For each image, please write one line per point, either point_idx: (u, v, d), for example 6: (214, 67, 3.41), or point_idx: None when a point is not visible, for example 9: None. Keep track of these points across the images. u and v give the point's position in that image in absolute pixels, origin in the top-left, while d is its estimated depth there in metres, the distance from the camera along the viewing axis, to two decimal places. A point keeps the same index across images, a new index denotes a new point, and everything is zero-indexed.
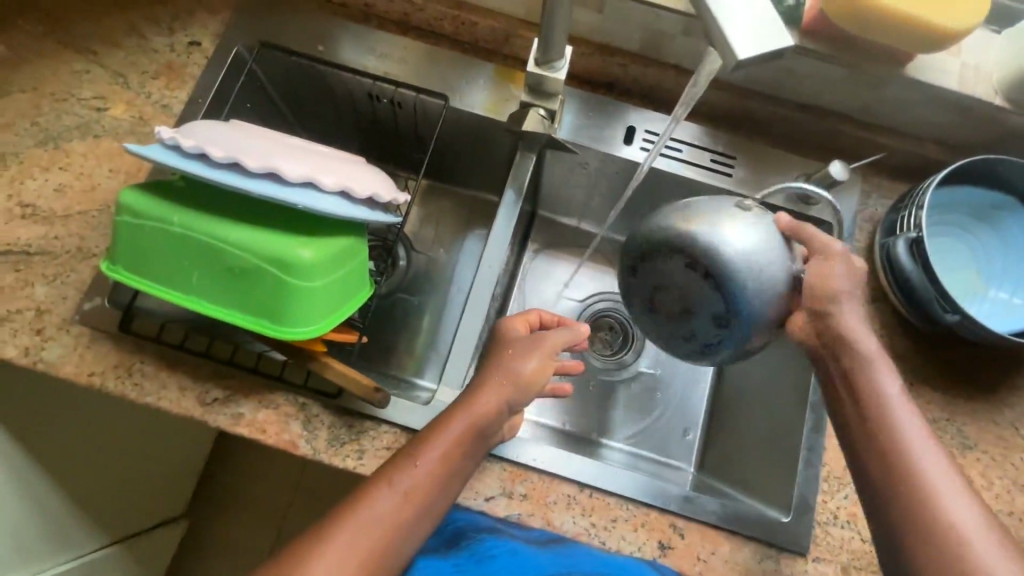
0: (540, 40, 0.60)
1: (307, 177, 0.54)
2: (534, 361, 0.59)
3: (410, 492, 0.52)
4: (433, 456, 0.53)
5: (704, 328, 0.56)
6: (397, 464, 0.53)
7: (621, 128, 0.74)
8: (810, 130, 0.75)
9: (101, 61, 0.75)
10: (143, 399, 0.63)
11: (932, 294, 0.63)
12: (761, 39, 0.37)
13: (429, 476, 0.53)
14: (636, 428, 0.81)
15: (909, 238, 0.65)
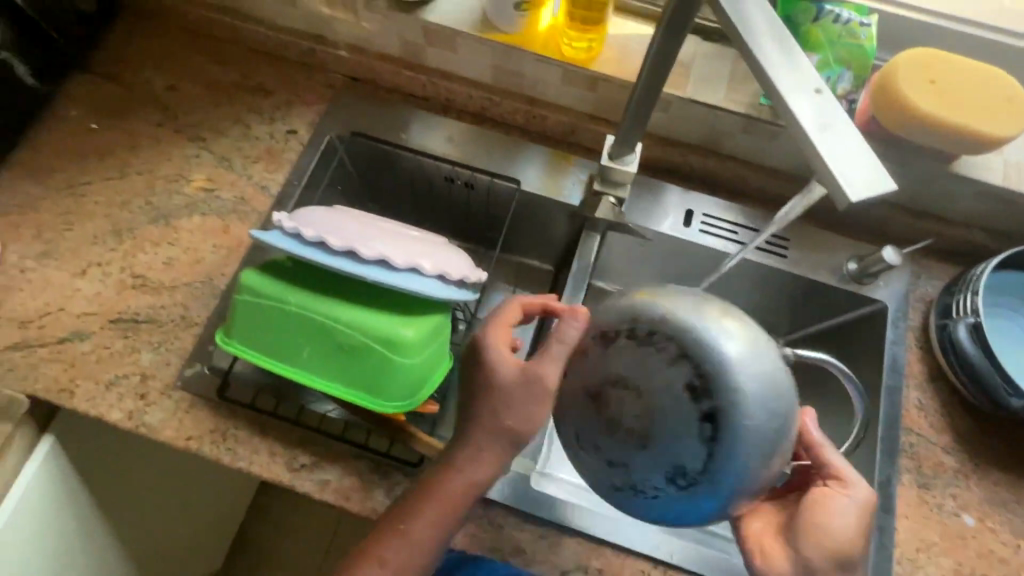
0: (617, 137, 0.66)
1: (411, 263, 0.60)
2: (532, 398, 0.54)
3: (418, 541, 0.56)
4: (437, 508, 0.56)
5: (654, 475, 0.45)
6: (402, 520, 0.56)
7: (681, 213, 0.79)
8: (859, 215, 0.80)
9: (210, 146, 0.83)
10: (237, 463, 0.67)
11: (996, 380, 0.67)
12: (866, 182, 0.35)
13: (430, 524, 0.56)
14: None
15: (968, 323, 0.69)
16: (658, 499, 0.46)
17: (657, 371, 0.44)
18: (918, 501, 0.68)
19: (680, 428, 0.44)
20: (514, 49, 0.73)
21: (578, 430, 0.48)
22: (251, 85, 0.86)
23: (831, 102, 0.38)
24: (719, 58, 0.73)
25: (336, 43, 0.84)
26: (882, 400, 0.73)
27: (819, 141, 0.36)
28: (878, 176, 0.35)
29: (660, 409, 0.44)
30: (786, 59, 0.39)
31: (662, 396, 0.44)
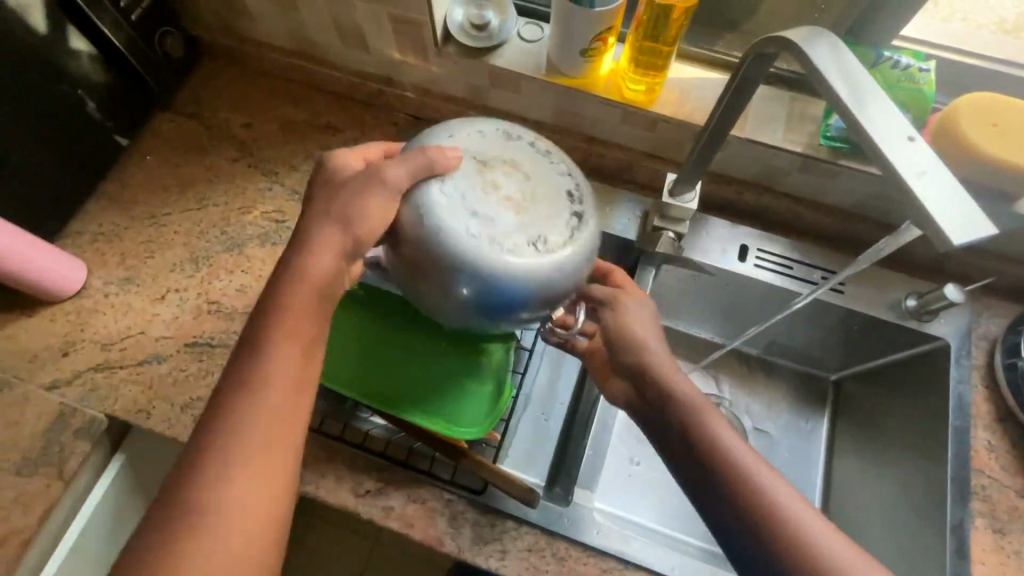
0: (687, 167, 0.67)
1: None
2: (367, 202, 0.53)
3: (288, 394, 0.50)
4: (290, 355, 0.51)
5: (523, 237, 0.52)
6: (251, 378, 0.50)
7: (737, 248, 0.81)
8: (915, 252, 0.80)
9: (281, 180, 0.87)
10: (304, 487, 0.68)
11: None
12: (965, 224, 0.37)
13: (291, 374, 0.51)
14: None
15: None
16: (528, 260, 0.51)
17: (539, 159, 0.55)
18: (994, 546, 0.66)
19: (550, 205, 0.53)
20: (577, 92, 0.77)
21: (452, 189, 0.52)
22: (321, 124, 0.92)
23: (926, 153, 0.40)
24: (775, 100, 0.75)
25: (402, 84, 0.89)
26: (950, 441, 0.71)
27: (916, 185, 0.39)
28: (979, 221, 0.38)
29: (544, 190, 0.53)
30: (878, 113, 0.42)
31: (549, 180, 0.54)
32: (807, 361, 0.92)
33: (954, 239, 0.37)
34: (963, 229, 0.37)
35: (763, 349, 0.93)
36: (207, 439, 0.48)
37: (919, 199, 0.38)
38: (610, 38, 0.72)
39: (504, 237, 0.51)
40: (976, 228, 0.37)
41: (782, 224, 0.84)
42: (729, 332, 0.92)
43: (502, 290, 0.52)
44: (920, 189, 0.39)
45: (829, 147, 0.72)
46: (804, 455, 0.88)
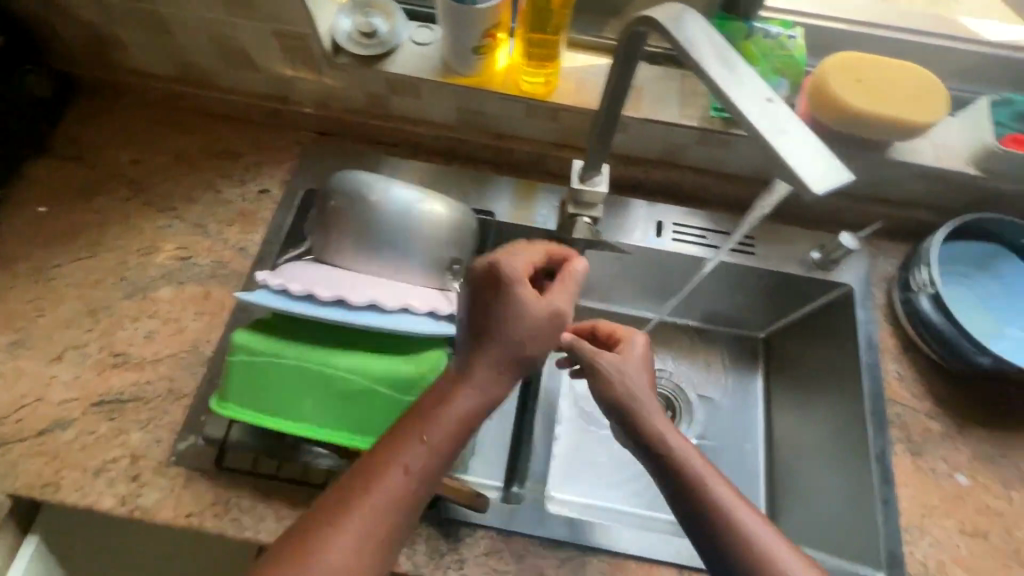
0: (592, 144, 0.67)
1: (401, 303, 0.61)
2: (541, 331, 0.56)
3: (422, 471, 0.51)
4: (441, 432, 0.52)
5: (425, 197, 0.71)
6: (396, 443, 0.52)
7: (652, 225, 0.84)
8: (808, 209, 0.85)
9: (182, 215, 0.82)
10: (242, 534, 0.64)
11: (963, 343, 0.72)
12: (825, 175, 0.40)
13: (437, 452, 0.52)
14: None
15: (930, 295, 0.74)
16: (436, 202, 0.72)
17: None
18: (914, 468, 0.72)
19: None
20: (475, 90, 0.77)
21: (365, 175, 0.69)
22: (218, 151, 0.87)
23: (782, 112, 0.43)
24: (666, 79, 0.78)
25: (299, 101, 0.86)
26: (864, 378, 0.77)
27: (778, 144, 0.41)
28: (834, 171, 0.40)
29: None
30: (738, 79, 0.44)
31: None
32: (738, 325, 0.96)
33: (817, 190, 0.39)
34: (823, 179, 0.39)
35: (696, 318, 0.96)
36: (379, 459, 0.51)
37: (782, 157, 0.40)
38: (498, 34, 0.72)
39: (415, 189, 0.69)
40: (834, 178, 0.39)
41: (692, 197, 0.87)
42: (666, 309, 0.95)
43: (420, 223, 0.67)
44: (782, 148, 0.41)
45: (721, 118, 0.75)
46: (748, 411, 0.92)
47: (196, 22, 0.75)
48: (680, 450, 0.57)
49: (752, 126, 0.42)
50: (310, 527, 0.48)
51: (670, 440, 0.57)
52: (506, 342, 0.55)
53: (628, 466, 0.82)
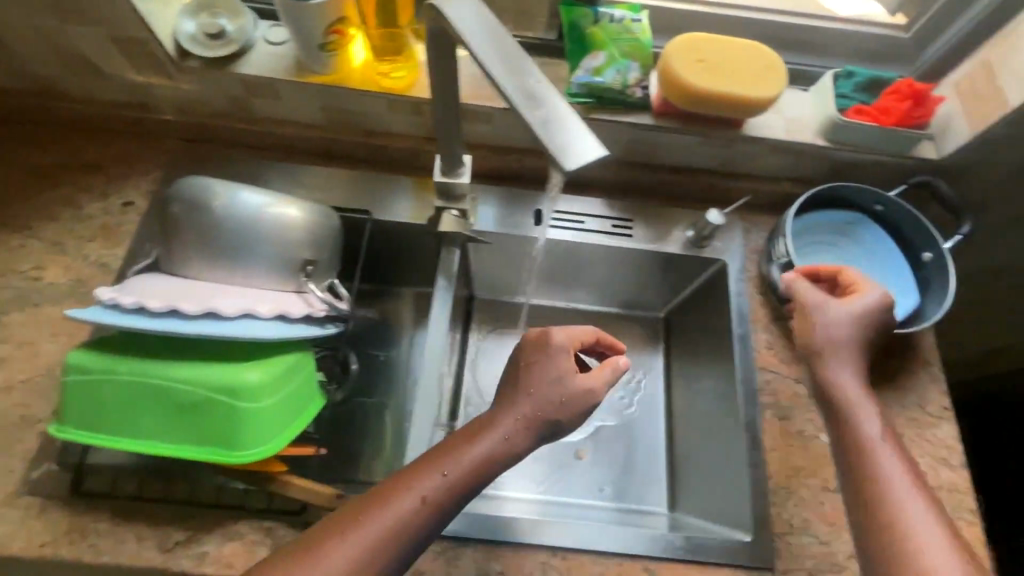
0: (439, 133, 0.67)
1: (243, 309, 0.60)
2: (567, 394, 0.63)
3: (437, 503, 0.56)
4: (459, 471, 0.58)
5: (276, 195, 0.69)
6: (418, 476, 0.57)
7: (530, 214, 0.86)
8: (683, 189, 0.87)
9: (38, 234, 0.79)
10: (101, 559, 0.62)
11: (813, 307, 0.75)
12: (576, 151, 0.43)
13: (452, 489, 0.57)
14: (623, 481, 0.89)
15: (782, 263, 0.77)
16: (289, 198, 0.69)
17: None
18: (781, 432, 0.74)
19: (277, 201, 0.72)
20: (332, 87, 0.75)
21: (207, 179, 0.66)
22: (78, 164, 0.83)
23: (548, 94, 0.45)
24: None
25: (159, 108, 0.83)
26: (736, 348, 0.79)
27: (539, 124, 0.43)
28: (591, 145, 0.43)
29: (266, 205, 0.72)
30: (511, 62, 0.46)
31: None
32: (640, 304, 0.99)
33: (568, 167, 0.42)
34: (575, 155, 0.43)
35: (595, 300, 1.00)
36: (402, 478, 0.57)
37: (540, 136, 0.43)
38: (346, 30, 0.71)
39: (264, 191, 0.67)
40: (585, 153, 0.43)
41: (571, 184, 0.88)
42: (574, 296, 1.00)
43: (268, 224, 0.64)
44: (541, 127, 0.43)
45: (578, 104, 0.74)
46: (649, 392, 0.96)
47: (28, 30, 0.71)
48: (831, 380, 0.63)
49: (518, 109, 0.44)
50: (325, 533, 0.54)
51: (844, 386, 0.62)
52: (535, 395, 0.63)
53: (542, 459, 0.90)
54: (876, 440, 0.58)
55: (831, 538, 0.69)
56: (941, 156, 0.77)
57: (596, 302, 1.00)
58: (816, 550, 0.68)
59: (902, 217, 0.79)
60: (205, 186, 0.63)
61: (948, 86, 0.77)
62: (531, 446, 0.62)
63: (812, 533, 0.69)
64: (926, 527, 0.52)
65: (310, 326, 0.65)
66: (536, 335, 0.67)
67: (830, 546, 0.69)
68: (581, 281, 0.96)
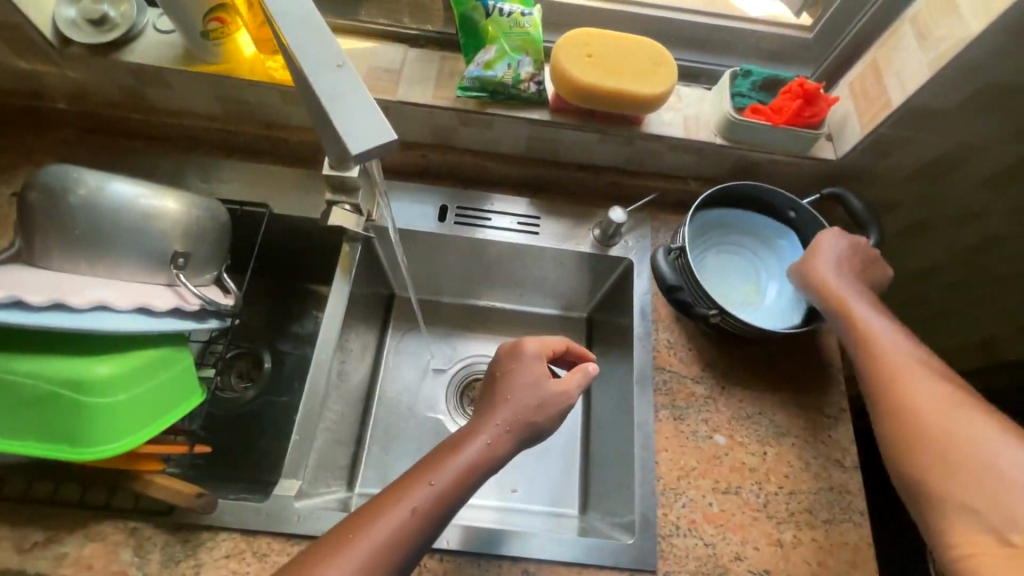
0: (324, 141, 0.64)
1: (98, 301, 0.57)
2: (541, 399, 0.62)
3: (428, 514, 0.53)
4: (447, 478, 0.56)
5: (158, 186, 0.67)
6: (407, 486, 0.55)
7: (436, 209, 0.85)
8: (593, 187, 0.86)
9: None
10: None
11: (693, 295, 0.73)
12: (366, 135, 0.38)
13: (443, 496, 0.55)
14: (534, 483, 0.88)
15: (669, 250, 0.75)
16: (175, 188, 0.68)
17: None
18: (675, 432, 0.74)
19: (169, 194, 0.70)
20: (222, 78, 0.74)
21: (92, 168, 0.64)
22: None
23: (344, 71, 0.39)
24: (425, 61, 0.77)
25: (54, 96, 0.81)
26: (636, 346, 0.79)
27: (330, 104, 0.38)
28: (380, 130, 0.38)
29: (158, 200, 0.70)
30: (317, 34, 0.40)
31: None
32: (568, 303, 0.97)
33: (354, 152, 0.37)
34: (364, 139, 0.38)
35: (519, 298, 0.98)
36: (394, 488, 0.55)
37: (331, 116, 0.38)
38: (228, 19, 0.69)
39: (141, 181, 0.65)
40: (377, 138, 0.38)
41: (482, 181, 0.87)
42: (504, 296, 0.98)
43: (139, 216, 0.63)
44: (333, 106, 0.38)
45: (472, 98, 0.75)
46: None
47: None
48: (840, 297, 0.65)
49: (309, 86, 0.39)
50: (320, 547, 0.51)
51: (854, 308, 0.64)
52: (516, 401, 0.62)
53: None
54: (885, 341, 0.60)
55: (716, 540, 0.68)
56: (837, 156, 0.77)
57: (537, 305, 0.99)
58: (700, 552, 0.67)
59: (812, 227, 0.79)
60: (72, 175, 0.61)
61: (844, 87, 0.77)
62: (513, 452, 0.61)
63: (696, 535, 0.68)
64: (963, 422, 0.53)
65: (181, 320, 0.63)
66: (517, 343, 0.66)
67: (713, 548, 0.68)
68: (501, 279, 0.94)
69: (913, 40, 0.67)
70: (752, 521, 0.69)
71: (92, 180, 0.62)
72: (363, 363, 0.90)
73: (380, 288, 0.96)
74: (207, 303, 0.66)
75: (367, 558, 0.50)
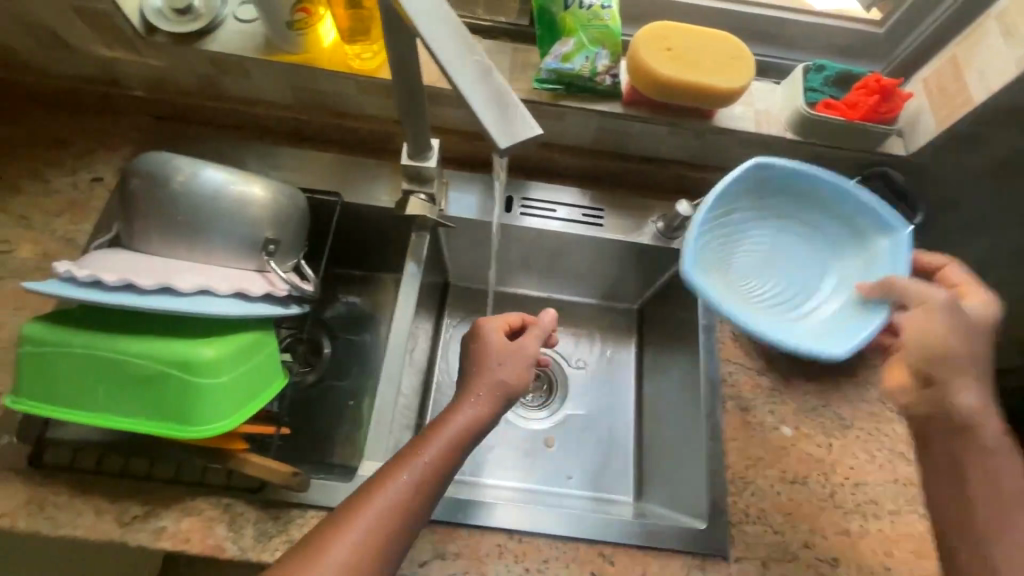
0: (406, 128, 0.67)
1: (202, 286, 0.59)
2: (512, 368, 0.65)
3: (424, 486, 0.56)
4: (435, 453, 0.58)
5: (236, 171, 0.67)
6: (400, 461, 0.57)
7: (501, 200, 0.85)
8: (657, 180, 0.87)
9: (4, 208, 0.78)
10: (59, 531, 0.63)
11: None
12: (513, 128, 0.41)
13: (437, 468, 0.57)
14: (586, 468, 0.90)
15: None
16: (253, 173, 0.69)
17: None
18: (742, 423, 0.75)
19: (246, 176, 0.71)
20: (299, 67, 0.75)
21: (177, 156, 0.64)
22: (45, 139, 0.82)
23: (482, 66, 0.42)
24: (499, 53, 0.78)
25: (130, 84, 0.82)
26: (701, 339, 0.80)
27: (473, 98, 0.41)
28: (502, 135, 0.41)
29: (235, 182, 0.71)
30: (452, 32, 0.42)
31: None
32: (621, 295, 0.99)
33: (505, 146, 0.41)
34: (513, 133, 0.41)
35: (573, 288, 1.00)
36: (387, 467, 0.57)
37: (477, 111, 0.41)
38: (312, 9, 0.71)
39: (228, 168, 0.66)
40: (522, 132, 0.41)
41: (546, 173, 0.88)
42: (557, 287, 1.00)
43: (228, 204, 0.64)
44: (477, 100, 0.41)
45: (547, 90, 0.76)
46: (612, 378, 0.97)
47: None
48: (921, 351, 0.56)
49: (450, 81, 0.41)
50: (324, 526, 0.52)
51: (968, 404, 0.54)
52: (492, 380, 0.63)
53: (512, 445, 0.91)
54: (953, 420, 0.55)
55: (786, 528, 0.70)
56: (908, 152, 0.78)
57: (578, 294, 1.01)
58: (770, 539, 0.69)
59: None
60: (166, 163, 0.63)
61: (917, 83, 0.77)
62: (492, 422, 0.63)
63: (766, 522, 0.70)
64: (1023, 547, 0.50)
65: (272, 305, 0.65)
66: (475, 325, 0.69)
67: (782, 535, 0.70)
68: (557, 270, 0.96)
69: (998, 38, 0.66)
70: (819, 511, 0.71)
71: (189, 167, 0.63)
72: (424, 350, 0.92)
73: (437, 277, 0.96)
74: (292, 288, 0.67)
75: (370, 529, 0.52)
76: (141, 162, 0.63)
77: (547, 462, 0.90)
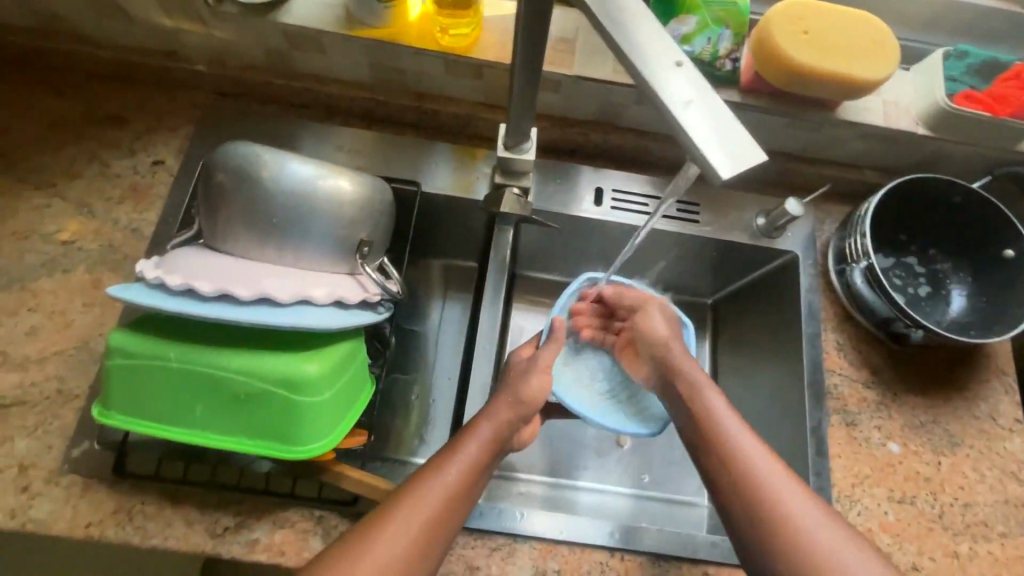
0: (515, 103, 0.58)
1: (299, 295, 0.55)
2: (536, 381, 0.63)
3: (459, 492, 0.53)
4: (472, 457, 0.55)
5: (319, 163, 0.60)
6: (436, 468, 0.54)
7: (591, 191, 0.78)
8: (758, 172, 0.80)
9: (62, 193, 0.72)
10: (148, 542, 0.60)
11: (893, 314, 0.71)
12: (731, 154, 0.36)
13: (473, 472, 0.55)
14: (652, 468, 0.85)
15: (862, 267, 0.72)
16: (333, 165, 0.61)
17: None
18: (848, 439, 0.72)
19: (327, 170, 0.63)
20: (386, 44, 0.68)
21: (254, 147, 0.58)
22: (100, 115, 0.75)
23: (685, 77, 0.38)
24: None
25: (190, 57, 0.76)
26: (804, 347, 0.75)
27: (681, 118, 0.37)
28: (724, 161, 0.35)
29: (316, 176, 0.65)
30: (648, 35, 0.39)
31: None
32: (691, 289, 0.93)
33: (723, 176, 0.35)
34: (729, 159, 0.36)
35: None
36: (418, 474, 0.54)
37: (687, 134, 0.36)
38: None
39: (314, 160, 0.59)
40: (743, 158, 0.36)
41: (636, 162, 0.82)
42: None
43: (316, 201, 0.58)
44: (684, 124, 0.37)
45: None
46: None
47: None
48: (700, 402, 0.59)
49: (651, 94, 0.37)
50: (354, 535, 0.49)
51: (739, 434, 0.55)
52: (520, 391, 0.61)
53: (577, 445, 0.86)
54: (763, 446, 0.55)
55: (896, 549, 0.67)
56: None
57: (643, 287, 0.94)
58: None
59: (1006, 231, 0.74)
60: (245, 157, 0.57)
61: None
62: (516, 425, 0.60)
63: None
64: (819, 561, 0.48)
65: (367, 312, 0.60)
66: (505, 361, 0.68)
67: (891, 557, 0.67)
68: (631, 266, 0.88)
69: None
70: (928, 532, 0.68)
71: (277, 159, 0.57)
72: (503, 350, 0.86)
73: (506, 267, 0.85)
74: (384, 292, 0.62)
75: (401, 541, 0.49)
76: (219, 156, 0.58)
77: (618, 465, 0.86)
